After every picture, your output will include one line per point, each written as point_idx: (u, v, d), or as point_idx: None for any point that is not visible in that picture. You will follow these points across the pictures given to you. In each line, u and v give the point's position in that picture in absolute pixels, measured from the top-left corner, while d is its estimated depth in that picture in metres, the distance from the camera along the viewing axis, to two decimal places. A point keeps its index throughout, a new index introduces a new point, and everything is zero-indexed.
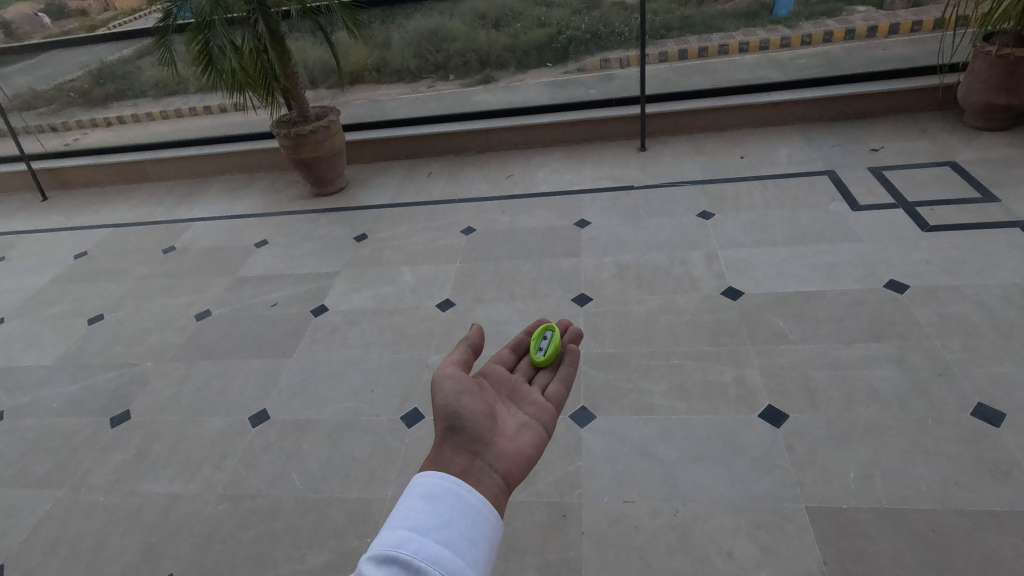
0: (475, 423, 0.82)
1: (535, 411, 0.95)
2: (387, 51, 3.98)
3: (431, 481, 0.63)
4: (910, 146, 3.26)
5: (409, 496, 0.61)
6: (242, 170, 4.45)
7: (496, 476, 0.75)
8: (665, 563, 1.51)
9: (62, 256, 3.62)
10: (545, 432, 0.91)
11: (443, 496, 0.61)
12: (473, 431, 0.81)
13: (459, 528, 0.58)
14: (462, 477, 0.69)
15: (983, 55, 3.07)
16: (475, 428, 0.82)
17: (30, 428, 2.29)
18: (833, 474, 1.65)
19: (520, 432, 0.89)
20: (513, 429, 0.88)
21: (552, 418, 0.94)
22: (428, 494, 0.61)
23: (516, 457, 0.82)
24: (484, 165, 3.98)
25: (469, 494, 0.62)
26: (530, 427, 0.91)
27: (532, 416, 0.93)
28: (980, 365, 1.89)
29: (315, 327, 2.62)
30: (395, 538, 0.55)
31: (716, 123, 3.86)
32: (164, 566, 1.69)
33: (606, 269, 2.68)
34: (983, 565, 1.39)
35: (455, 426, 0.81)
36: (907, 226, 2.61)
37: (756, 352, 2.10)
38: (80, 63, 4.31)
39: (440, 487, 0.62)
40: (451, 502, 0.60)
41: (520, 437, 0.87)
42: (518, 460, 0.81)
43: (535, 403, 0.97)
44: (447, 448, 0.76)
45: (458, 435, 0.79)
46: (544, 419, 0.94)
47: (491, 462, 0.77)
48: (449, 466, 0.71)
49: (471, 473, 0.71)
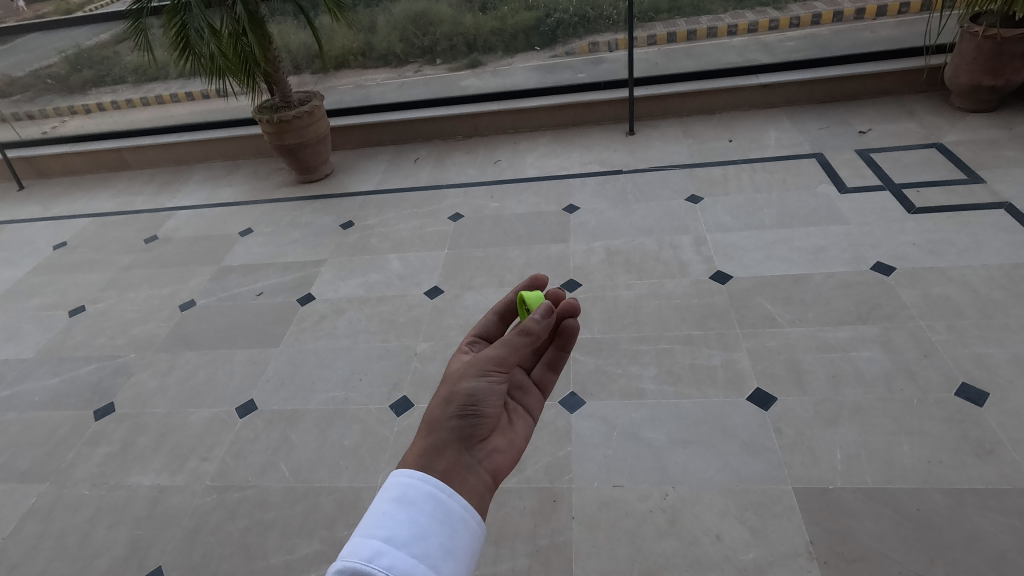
0: (475, 419, 0.77)
1: (524, 400, 0.92)
2: (373, 35, 3.89)
3: (408, 483, 0.62)
4: (896, 128, 3.27)
5: (384, 500, 0.60)
6: (225, 157, 4.36)
7: (485, 475, 0.72)
8: (654, 546, 1.51)
9: (41, 246, 3.54)
10: (531, 423, 0.89)
11: (420, 502, 0.60)
12: (470, 424, 0.76)
13: (436, 539, 0.57)
14: (446, 479, 0.66)
15: (970, 36, 3.06)
16: (471, 421, 0.77)
17: (12, 422, 2.25)
18: (820, 455, 1.66)
19: (511, 422, 0.86)
20: (505, 418, 0.85)
21: (537, 409, 0.93)
22: (403, 499, 0.60)
23: (507, 451, 0.79)
24: (472, 150, 3.93)
25: (449, 500, 0.61)
26: (519, 417, 0.88)
27: (520, 403, 0.91)
28: (964, 346, 1.91)
29: (301, 316, 2.59)
30: (366, 550, 0.54)
31: (704, 107, 3.83)
32: (152, 559, 1.68)
33: (595, 255, 2.67)
34: (966, 543, 1.41)
35: (447, 421, 0.75)
36: (894, 209, 2.62)
37: (744, 336, 2.10)
38: (55, 48, 4.18)
39: (418, 492, 0.61)
40: (428, 509, 0.59)
41: (511, 429, 0.84)
42: (506, 453, 0.79)
43: (524, 387, 0.93)
44: (441, 438, 0.72)
45: (450, 427, 0.74)
46: (532, 407, 0.92)
47: (481, 460, 0.74)
48: (435, 464, 0.67)
49: (456, 473, 0.68)
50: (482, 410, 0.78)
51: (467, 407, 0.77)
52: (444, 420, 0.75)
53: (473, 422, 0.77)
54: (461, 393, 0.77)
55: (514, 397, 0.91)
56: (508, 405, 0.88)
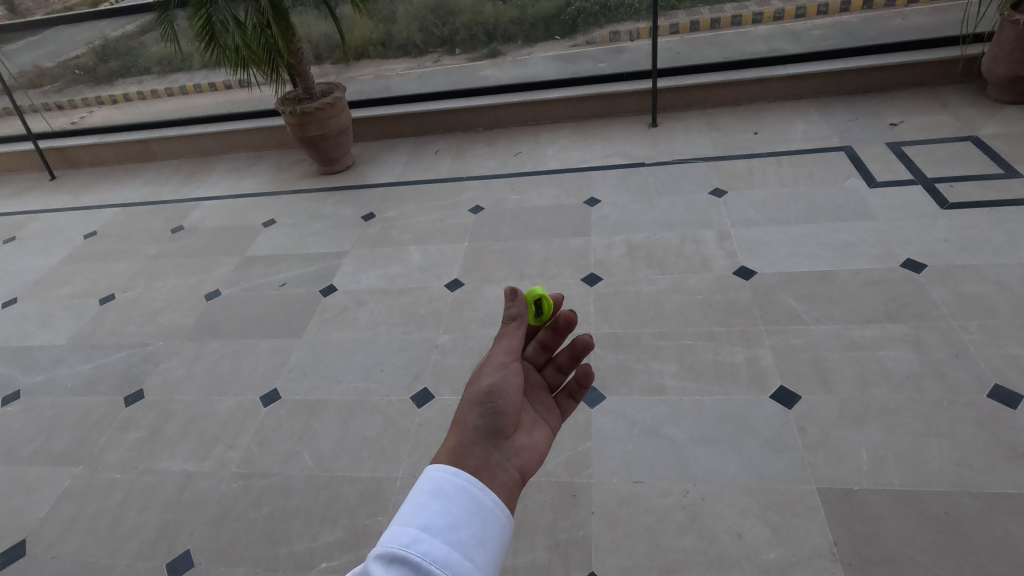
0: (494, 415, 0.76)
1: (543, 411, 0.91)
2: (393, 25, 3.89)
3: (442, 478, 0.62)
4: (930, 120, 3.18)
5: (419, 492, 0.60)
6: (248, 147, 4.41)
7: (513, 471, 0.73)
8: (675, 544, 1.51)
9: (72, 235, 3.63)
10: (552, 434, 0.88)
11: (453, 495, 0.60)
12: (495, 423, 0.76)
13: (469, 529, 0.58)
14: (477, 473, 0.66)
15: (1010, 25, 2.97)
16: (495, 418, 0.76)
17: (47, 406, 2.32)
18: (844, 456, 1.64)
19: (532, 427, 0.85)
20: (527, 423, 0.84)
21: (556, 422, 0.92)
22: (438, 492, 0.60)
23: (531, 452, 0.79)
24: (492, 142, 3.92)
25: (480, 494, 0.62)
26: (542, 424, 0.88)
27: (540, 414, 0.90)
28: (997, 347, 1.86)
29: (323, 307, 2.62)
30: (405, 536, 0.55)
31: (729, 98, 3.76)
32: (181, 543, 1.73)
33: (616, 249, 2.65)
34: (996, 548, 1.38)
35: (474, 417, 0.74)
36: (926, 204, 2.55)
37: (767, 333, 2.07)
38: (83, 39, 4.26)
39: (451, 485, 0.61)
40: (461, 501, 0.60)
41: (533, 432, 0.84)
42: (532, 455, 0.78)
43: (544, 402, 0.93)
44: (466, 438, 0.71)
45: (476, 425, 0.74)
46: (552, 423, 0.91)
47: (509, 457, 0.74)
48: (466, 459, 0.67)
49: (487, 470, 0.68)
50: (509, 410, 0.77)
51: (489, 405, 0.76)
52: (469, 418, 0.74)
53: (496, 418, 0.75)
54: (487, 393, 0.76)
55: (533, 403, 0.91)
56: (529, 413, 0.87)
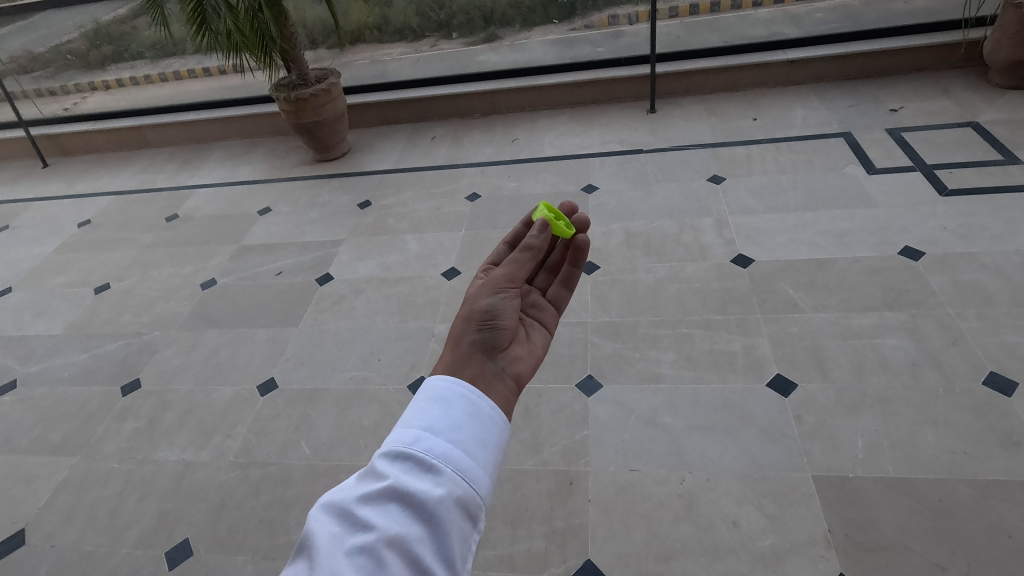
0: (490, 328, 0.80)
1: (539, 314, 0.97)
2: (389, 9, 3.82)
3: (443, 385, 0.65)
4: (930, 106, 3.15)
5: (421, 398, 0.63)
6: (243, 135, 4.37)
7: (508, 380, 0.77)
8: (670, 531, 1.52)
9: (66, 224, 3.60)
10: (549, 334, 0.94)
11: (453, 400, 0.62)
12: (489, 336, 0.79)
13: (470, 430, 0.60)
14: (474, 382, 0.69)
15: (1012, 8, 2.94)
16: (492, 333, 0.80)
17: (44, 396, 2.31)
18: (841, 444, 1.65)
19: (529, 334, 0.90)
20: (524, 331, 0.89)
21: (553, 320, 0.97)
22: (439, 398, 0.62)
23: (527, 358, 0.83)
24: (489, 129, 3.88)
25: (479, 400, 0.64)
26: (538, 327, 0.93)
27: (536, 318, 0.95)
28: (993, 335, 1.86)
29: (320, 296, 2.61)
30: (408, 436, 0.58)
31: (728, 83, 3.72)
32: (180, 532, 1.73)
33: (614, 236, 2.64)
34: (989, 535, 1.39)
35: (471, 333, 0.78)
36: (925, 191, 2.54)
37: (765, 322, 2.07)
38: (74, 24, 4.15)
39: (452, 392, 0.64)
40: (461, 406, 0.62)
41: (530, 339, 0.88)
42: (527, 360, 0.83)
43: (537, 303, 0.98)
44: (463, 352, 0.75)
45: (473, 339, 0.78)
46: (547, 321, 0.97)
47: (504, 366, 0.78)
48: (462, 370, 0.70)
49: (483, 378, 0.70)
50: (506, 325, 0.82)
51: (487, 322, 0.81)
52: (466, 334, 0.78)
53: (493, 333, 0.80)
54: (483, 310, 0.81)
55: (529, 311, 0.95)
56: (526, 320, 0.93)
